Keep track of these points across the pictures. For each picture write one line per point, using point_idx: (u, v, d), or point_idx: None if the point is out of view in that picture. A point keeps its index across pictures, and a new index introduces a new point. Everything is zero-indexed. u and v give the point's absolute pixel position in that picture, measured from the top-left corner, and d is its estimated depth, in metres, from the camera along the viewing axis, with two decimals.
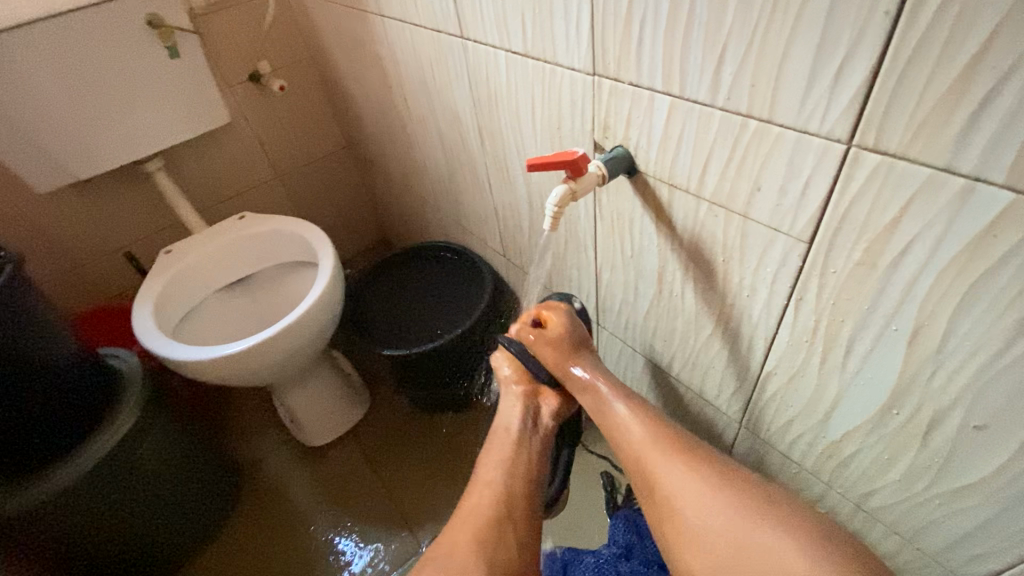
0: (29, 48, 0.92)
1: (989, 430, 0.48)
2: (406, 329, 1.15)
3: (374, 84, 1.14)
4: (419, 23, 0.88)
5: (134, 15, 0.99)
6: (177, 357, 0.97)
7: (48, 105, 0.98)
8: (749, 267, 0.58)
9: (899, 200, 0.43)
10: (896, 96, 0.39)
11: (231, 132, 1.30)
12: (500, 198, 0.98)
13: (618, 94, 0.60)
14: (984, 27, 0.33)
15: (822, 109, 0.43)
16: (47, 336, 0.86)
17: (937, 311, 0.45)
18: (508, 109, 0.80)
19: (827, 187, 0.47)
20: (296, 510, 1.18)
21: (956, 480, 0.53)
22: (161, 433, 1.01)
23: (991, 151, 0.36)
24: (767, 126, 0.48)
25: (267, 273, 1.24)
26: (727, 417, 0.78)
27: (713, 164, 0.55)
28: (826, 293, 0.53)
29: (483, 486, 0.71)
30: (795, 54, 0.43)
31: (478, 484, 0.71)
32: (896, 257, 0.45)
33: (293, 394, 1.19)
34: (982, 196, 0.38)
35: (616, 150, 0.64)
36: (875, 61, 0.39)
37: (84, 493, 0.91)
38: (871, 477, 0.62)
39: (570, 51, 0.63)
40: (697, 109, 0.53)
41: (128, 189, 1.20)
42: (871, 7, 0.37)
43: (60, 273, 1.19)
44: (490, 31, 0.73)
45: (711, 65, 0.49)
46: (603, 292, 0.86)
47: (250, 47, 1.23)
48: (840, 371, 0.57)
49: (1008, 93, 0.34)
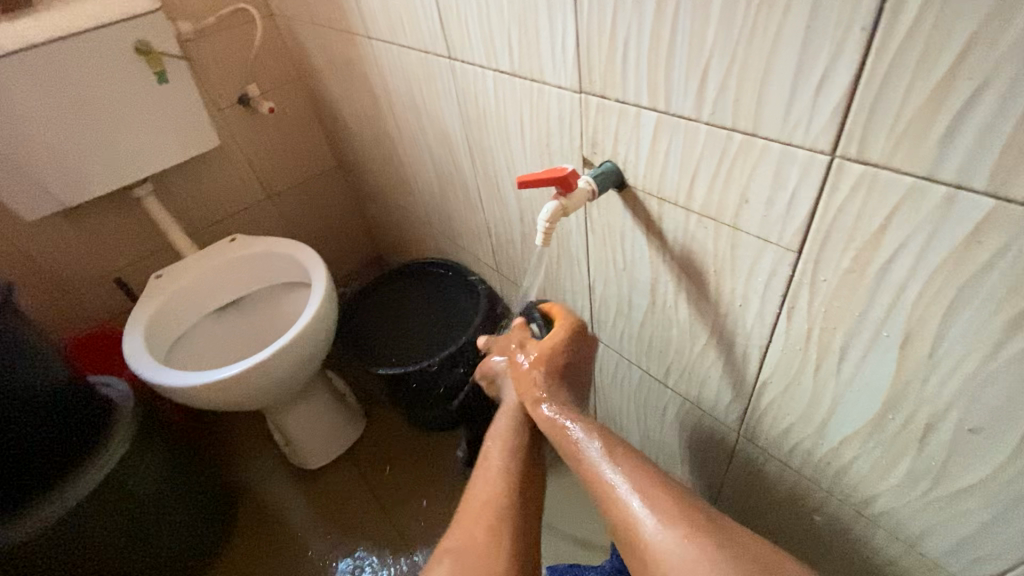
0: (17, 75, 0.92)
1: (983, 432, 0.48)
2: (401, 347, 1.15)
3: (364, 104, 1.15)
4: (407, 45, 0.89)
5: (122, 41, 1.00)
6: (170, 383, 0.96)
7: (37, 134, 0.98)
8: (741, 277, 0.59)
9: (884, 208, 0.43)
10: (876, 108, 0.40)
11: (221, 155, 1.30)
12: (492, 214, 0.99)
13: (606, 110, 0.61)
14: (956, 41, 0.34)
15: (804, 122, 0.44)
16: (34, 365, 0.84)
17: (927, 316, 0.46)
18: (497, 127, 0.81)
19: (814, 197, 0.47)
20: (292, 537, 1.15)
21: (954, 483, 0.53)
22: (153, 463, 0.99)
23: (971, 159, 0.37)
24: (752, 140, 0.49)
25: (260, 295, 1.23)
26: (724, 427, 0.78)
27: (701, 177, 0.55)
28: (817, 301, 0.53)
29: (486, 469, 0.68)
30: (776, 69, 0.44)
31: (482, 468, 0.68)
32: (884, 264, 0.46)
33: (288, 416, 1.18)
34: (965, 203, 0.39)
35: (605, 166, 0.64)
36: (854, 76, 0.40)
37: (74, 529, 0.88)
38: (870, 482, 0.62)
39: (557, 70, 0.64)
40: (683, 124, 0.54)
41: (118, 215, 1.20)
42: (848, 22, 0.38)
43: (49, 301, 1.17)
44: (477, 51, 0.74)
45: (696, 81, 0.50)
46: (597, 306, 0.86)
47: (239, 71, 1.24)
48: (834, 378, 0.57)
49: (985, 102, 0.35)
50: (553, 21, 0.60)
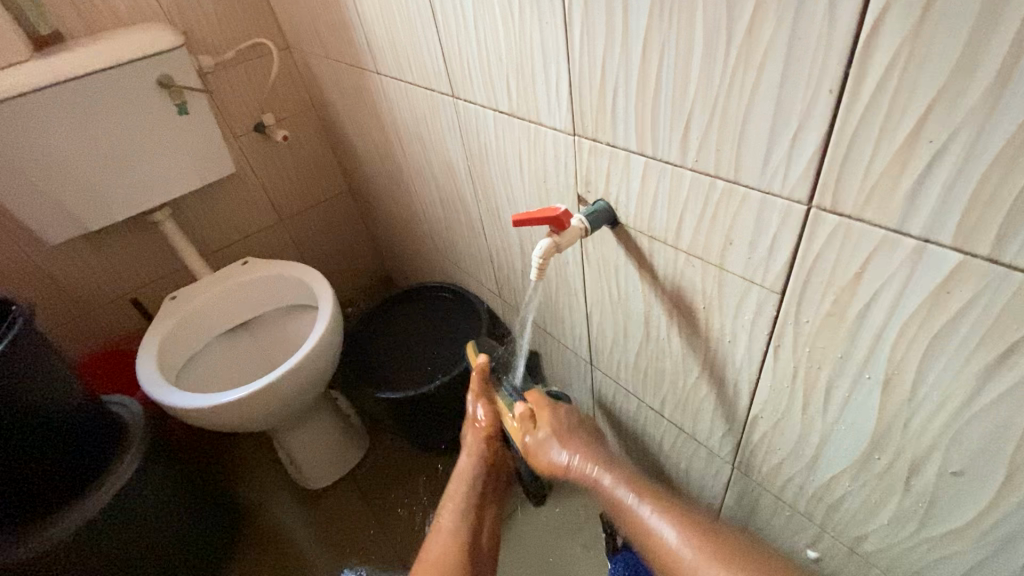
0: (49, 107, 0.97)
1: (966, 476, 0.49)
2: (403, 371, 1.17)
3: (373, 133, 1.19)
4: (414, 82, 0.92)
5: (146, 76, 1.05)
6: (181, 404, 0.99)
7: (64, 162, 1.03)
8: (729, 314, 0.60)
9: (860, 254, 0.45)
10: (848, 163, 0.42)
11: (236, 180, 1.35)
12: (494, 241, 1.01)
13: (598, 152, 0.63)
14: (918, 105, 0.36)
15: (782, 172, 0.46)
16: (55, 384, 0.88)
17: (905, 361, 0.47)
18: (498, 161, 0.83)
19: (793, 243, 0.49)
20: (293, 556, 1.17)
21: (941, 524, 0.54)
22: (159, 483, 1.01)
23: (937, 216, 0.39)
24: (734, 186, 0.51)
25: (269, 316, 1.27)
26: (719, 458, 0.78)
27: (688, 219, 0.57)
28: (801, 342, 0.54)
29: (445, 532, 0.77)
30: (753, 122, 0.46)
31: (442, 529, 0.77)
32: (863, 309, 0.47)
33: (293, 436, 1.20)
34: (933, 256, 0.40)
35: (598, 204, 0.67)
36: (825, 132, 0.42)
37: (76, 549, 0.89)
38: (860, 521, 0.63)
39: (551, 113, 0.67)
40: (669, 168, 0.56)
41: (136, 237, 1.24)
42: (817, 84, 0.40)
43: (68, 320, 1.22)
44: (478, 92, 0.78)
45: (680, 131, 0.52)
46: (594, 336, 0.88)
47: (255, 100, 1.29)
48: (822, 416, 0.58)
49: (946, 163, 0.37)
50: (547, 68, 0.63)
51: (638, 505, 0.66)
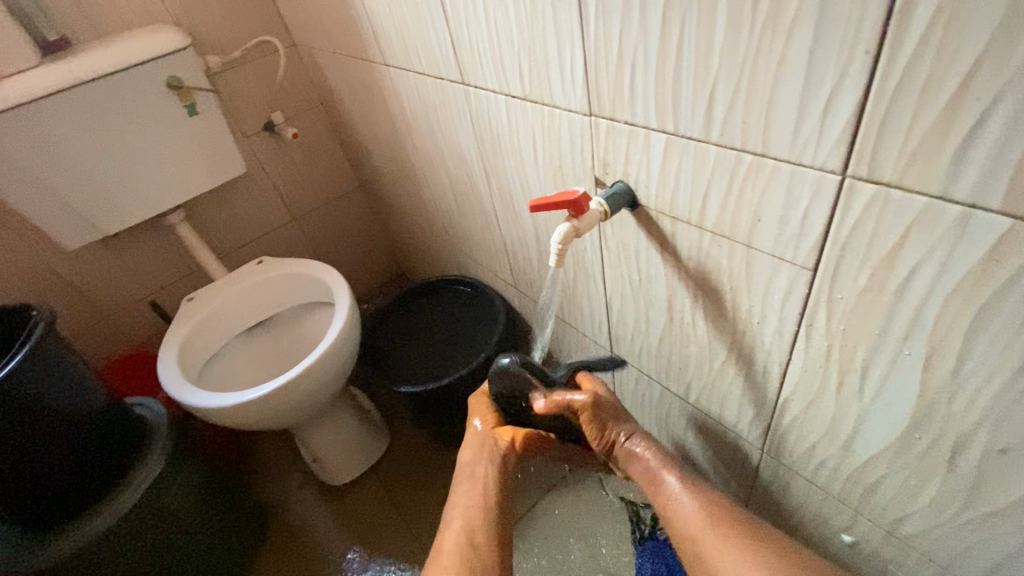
0: (61, 113, 0.98)
1: (1014, 453, 0.47)
2: (422, 365, 1.16)
3: (383, 127, 1.18)
4: (423, 71, 0.91)
5: (155, 77, 1.05)
6: (202, 404, 1.00)
7: (79, 168, 1.04)
8: (757, 294, 0.58)
9: (899, 226, 0.43)
10: (885, 129, 0.40)
11: (248, 180, 1.35)
12: (509, 232, 1.00)
13: (616, 132, 0.62)
14: (962, 61, 0.34)
15: (813, 143, 0.44)
16: (79, 387, 0.89)
17: (949, 336, 0.45)
18: (511, 148, 0.82)
19: (826, 217, 0.47)
20: (319, 552, 1.17)
21: (987, 505, 0.52)
22: (186, 481, 1.03)
23: (985, 179, 0.37)
24: (762, 160, 0.49)
25: (287, 315, 1.27)
26: (747, 443, 0.77)
27: (713, 196, 0.55)
28: (835, 319, 0.52)
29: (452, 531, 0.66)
30: (781, 91, 0.44)
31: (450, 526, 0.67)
32: (902, 282, 0.45)
33: (315, 433, 1.21)
34: (981, 223, 0.38)
35: (617, 186, 0.65)
36: (861, 96, 0.40)
37: (111, 546, 0.91)
38: (899, 504, 0.61)
39: (566, 94, 0.65)
40: (692, 145, 0.54)
41: (152, 240, 1.25)
42: (851, 46, 0.38)
43: (90, 325, 1.23)
44: (489, 77, 0.76)
45: (703, 104, 0.50)
46: (614, 323, 0.86)
47: (264, 99, 1.28)
48: (858, 397, 0.56)
49: (995, 122, 0.35)
50: (561, 47, 0.61)
51: (720, 531, 0.57)
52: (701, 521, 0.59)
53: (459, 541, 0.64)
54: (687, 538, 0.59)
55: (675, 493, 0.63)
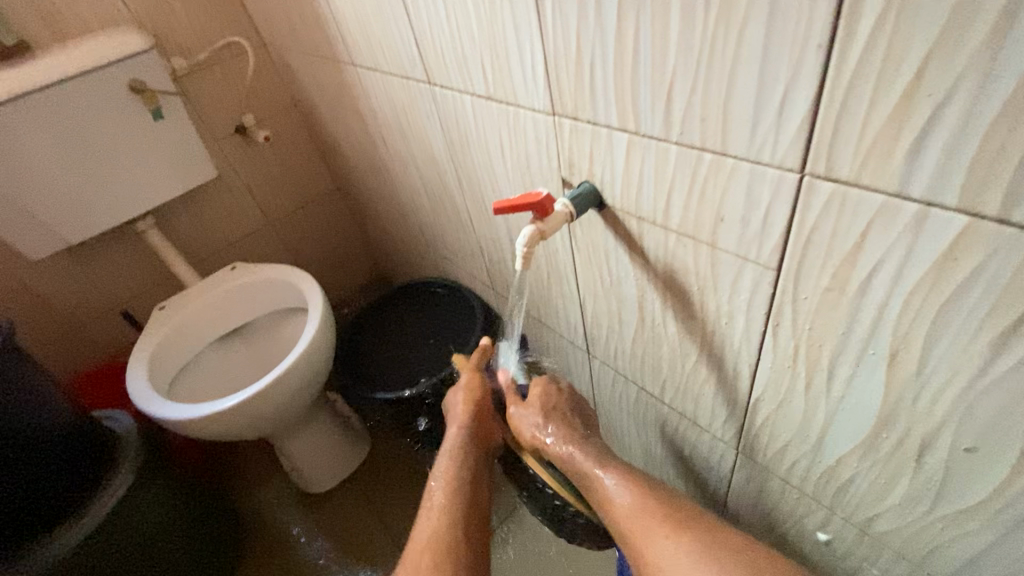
0: (19, 119, 0.94)
1: (980, 452, 0.46)
2: (399, 369, 1.14)
3: (355, 127, 1.16)
4: (390, 71, 0.89)
5: (118, 81, 1.02)
6: (174, 417, 0.97)
7: (40, 175, 1.01)
8: (724, 295, 0.58)
9: (858, 224, 0.42)
10: (841, 126, 0.39)
11: (220, 184, 1.32)
12: (482, 232, 0.99)
13: (579, 132, 0.60)
14: (915, 55, 0.33)
15: (771, 140, 0.43)
16: (39, 402, 0.86)
17: (911, 336, 0.44)
18: (479, 148, 0.80)
19: (787, 216, 0.46)
20: (301, 562, 1.15)
21: (954, 503, 0.52)
22: (158, 495, 1.00)
23: (939, 178, 0.36)
24: (722, 158, 0.48)
25: (262, 321, 1.25)
26: (723, 443, 0.76)
27: (676, 196, 0.54)
28: (800, 319, 0.52)
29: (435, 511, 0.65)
30: (738, 88, 0.43)
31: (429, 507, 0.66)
32: (864, 281, 0.44)
33: (292, 442, 1.19)
34: (937, 221, 0.38)
35: (583, 186, 0.64)
36: (816, 93, 0.39)
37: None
38: (871, 502, 0.60)
39: (530, 93, 0.63)
40: (654, 144, 0.53)
41: (121, 248, 1.22)
42: (804, 41, 0.37)
43: (58, 336, 1.20)
44: (454, 77, 0.74)
45: (662, 103, 0.49)
46: (588, 324, 0.85)
47: (234, 102, 1.26)
48: (826, 396, 0.56)
49: (949, 117, 0.34)
50: (521, 44, 0.59)
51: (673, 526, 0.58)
52: (650, 530, 0.58)
53: (444, 519, 0.63)
54: (633, 538, 0.60)
55: (618, 499, 0.62)
